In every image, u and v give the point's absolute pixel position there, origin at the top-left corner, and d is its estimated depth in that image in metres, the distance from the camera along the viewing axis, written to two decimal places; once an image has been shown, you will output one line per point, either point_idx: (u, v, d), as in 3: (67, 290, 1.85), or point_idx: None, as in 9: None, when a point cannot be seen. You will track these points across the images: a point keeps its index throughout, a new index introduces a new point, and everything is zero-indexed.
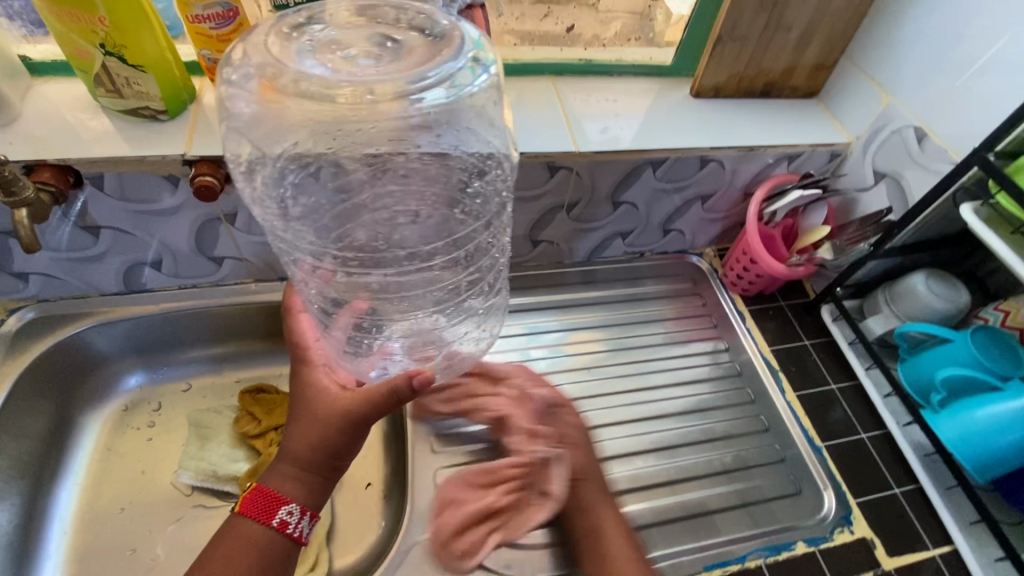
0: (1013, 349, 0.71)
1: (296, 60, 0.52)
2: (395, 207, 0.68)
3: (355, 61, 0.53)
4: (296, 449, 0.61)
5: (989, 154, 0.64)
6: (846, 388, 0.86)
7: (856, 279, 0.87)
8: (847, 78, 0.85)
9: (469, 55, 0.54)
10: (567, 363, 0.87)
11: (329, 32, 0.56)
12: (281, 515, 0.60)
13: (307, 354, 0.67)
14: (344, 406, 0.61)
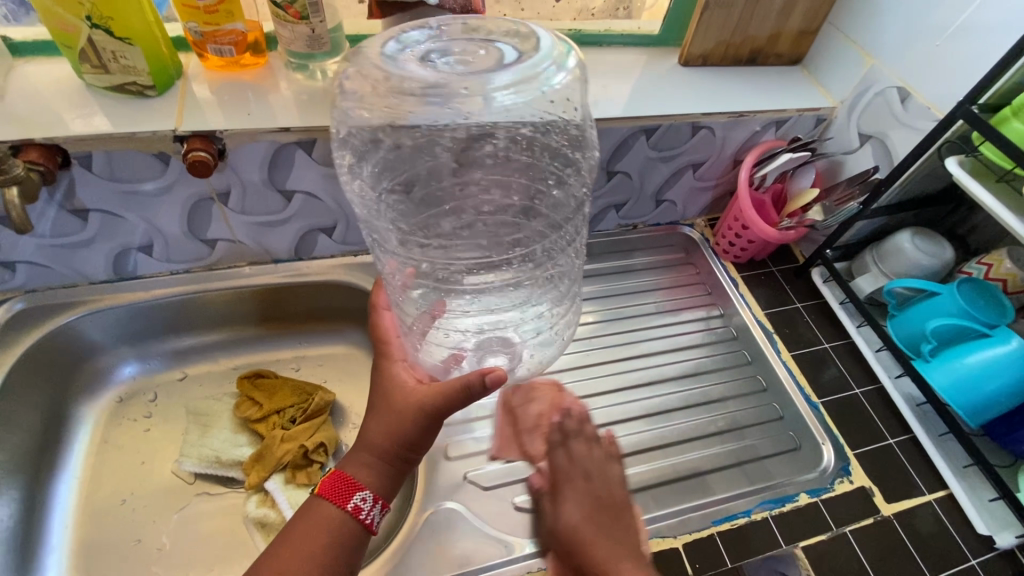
0: (998, 300, 0.75)
1: (395, 63, 0.54)
2: (481, 202, 0.70)
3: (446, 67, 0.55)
4: (372, 436, 0.60)
5: (973, 107, 0.66)
6: (838, 347, 0.88)
7: (846, 240, 0.90)
8: (830, 45, 0.87)
9: (553, 56, 0.56)
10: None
11: (425, 44, 0.58)
12: (356, 501, 0.58)
13: (388, 348, 0.65)
14: (420, 399, 0.59)
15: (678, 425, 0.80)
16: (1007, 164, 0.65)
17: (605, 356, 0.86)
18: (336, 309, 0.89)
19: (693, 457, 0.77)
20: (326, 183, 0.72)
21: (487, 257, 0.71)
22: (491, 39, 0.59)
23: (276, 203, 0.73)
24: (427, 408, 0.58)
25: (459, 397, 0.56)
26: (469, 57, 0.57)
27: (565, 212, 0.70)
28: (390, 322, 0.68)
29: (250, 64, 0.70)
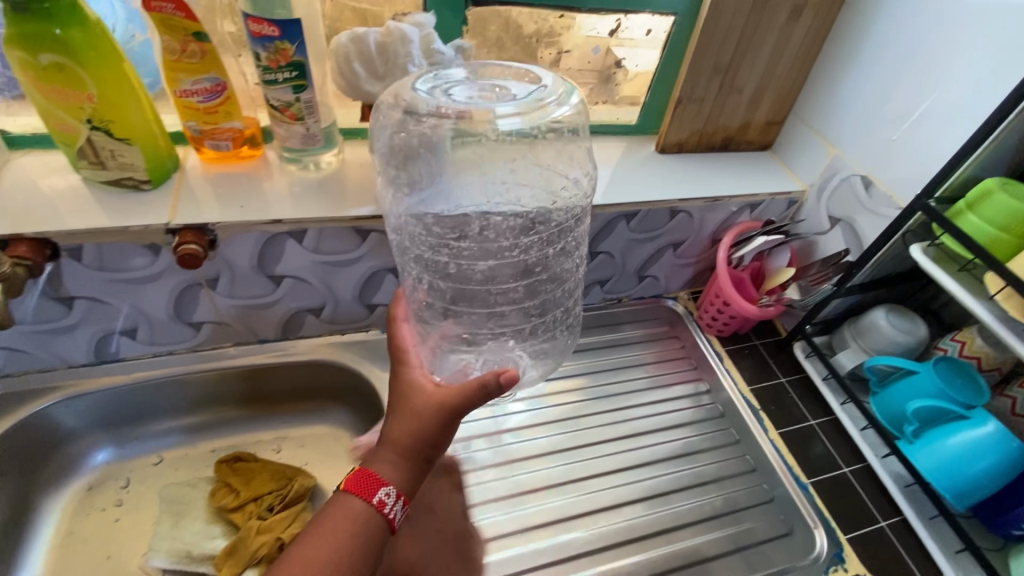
0: (973, 378, 0.77)
1: (429, 88, 0.59)
2: (489, 230, 0.68)
3: (466, 94, 0.59)
4: (393, 435, 0.57)
5: (930, 201, 0.70)
6: (824, 424, 0.88)
7: (824, 316, 0.92)
8: (797, 133, 0.93)
9: (557, 93, 0.61)
10: (552, 412, 0.87)
11: (455, 77, 0.61)
12: (381, 496, 0.55)
13: (405, 356, 0.63)
14: (436, 397, 0.58)
15: (662, 512, 0.78)
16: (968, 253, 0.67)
17: (595, 435, 0.85)
18: (321, 387, 0.88)
19: (691, 542, 0.76)
20: (315, 267, 0.73)
21: (499, 257, 0.68)
22: (508, 78, 0.63)
23: (265, 287, 0.74)
24: (443, 405, 0.56)
25: (475, 392, 0.56)
26: (488, 88, 0.61)
27: (563, 228, 0.70)
28: (405, 334, 0.65)
29: (246, 156, 0.73)
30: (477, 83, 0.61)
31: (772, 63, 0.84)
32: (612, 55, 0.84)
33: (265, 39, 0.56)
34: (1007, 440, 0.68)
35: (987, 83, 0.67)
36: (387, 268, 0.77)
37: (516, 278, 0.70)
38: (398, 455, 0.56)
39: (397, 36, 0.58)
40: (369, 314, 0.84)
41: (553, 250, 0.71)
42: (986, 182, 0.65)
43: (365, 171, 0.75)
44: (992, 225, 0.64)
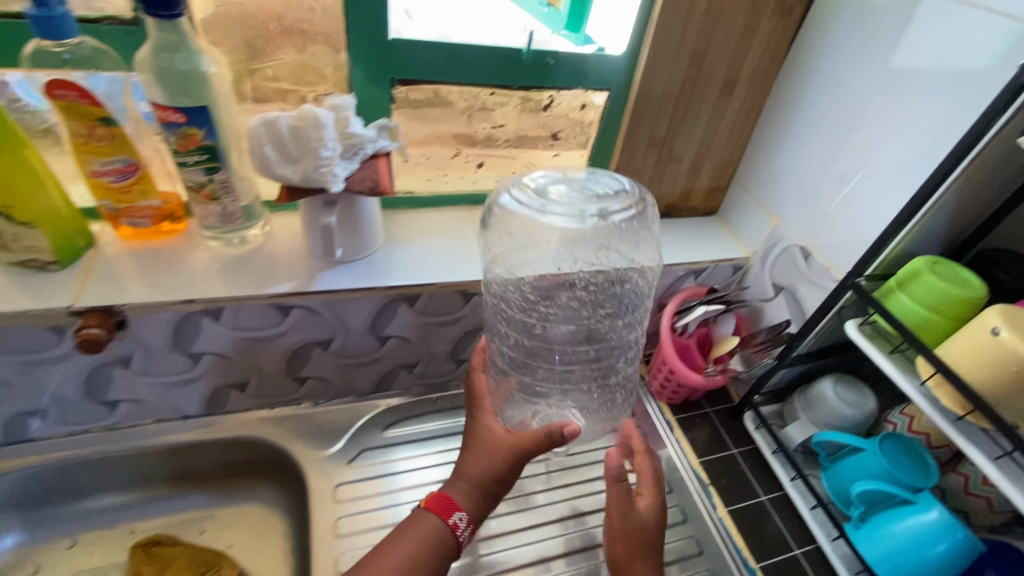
0: (921, 456, 0.74)
1: (516, 192, 0.72)
2: (568, 300, 0.74)
3: (543, 195, 0.71)
4: (467, 470, 0.67)
5: (860, 279, 0.68)
6: (775, 500, 0.85)
7: (773, 384, 0.90)
8: (740, 200, 0.93)
9: (623, 202, 0.71)
10: (557, 477, 0.86)
11: (542, 183, 0.74)
12: (454, 518, 0.65)
13: (481, 403, 0.72)
14: (506, 444, 0.67)
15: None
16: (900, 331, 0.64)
17: (540, 514, 0.81)
18: (251, 462, 0.84)
19: None
20: (236, 344, 0.71)
21: (570, 326, 0.76)
22: (591, 182, 0.74)
23: (183, 365, 0.71)
24: (513, 448, 0.66)
25: (537, 440, 0.66)
26: (569, 192, 0.72)
27: (623, 302, 0.76)
28: (484, 384, 0.74)
29: (168, 230, 0.71)
30: (561, 187, 0.72)
31: (707, 135, 0.85)
32: (547, 129, 0.83)
33: (170, 124, 0.55)
34: (951, 528, 0.64)
35: (916, 159, 0.66)
36: (315, 342, 0.75)
37: (580, 346, 0.78)
38: (468, 485, 0.66)
39: (310, 120, 0.58)
40: (301, 387, 0.81)
41: (618, 325, 0.77)
42: (915, 261, 0.64)
43: (290, 243, 0.73)
44: (921, 305, 0.63)
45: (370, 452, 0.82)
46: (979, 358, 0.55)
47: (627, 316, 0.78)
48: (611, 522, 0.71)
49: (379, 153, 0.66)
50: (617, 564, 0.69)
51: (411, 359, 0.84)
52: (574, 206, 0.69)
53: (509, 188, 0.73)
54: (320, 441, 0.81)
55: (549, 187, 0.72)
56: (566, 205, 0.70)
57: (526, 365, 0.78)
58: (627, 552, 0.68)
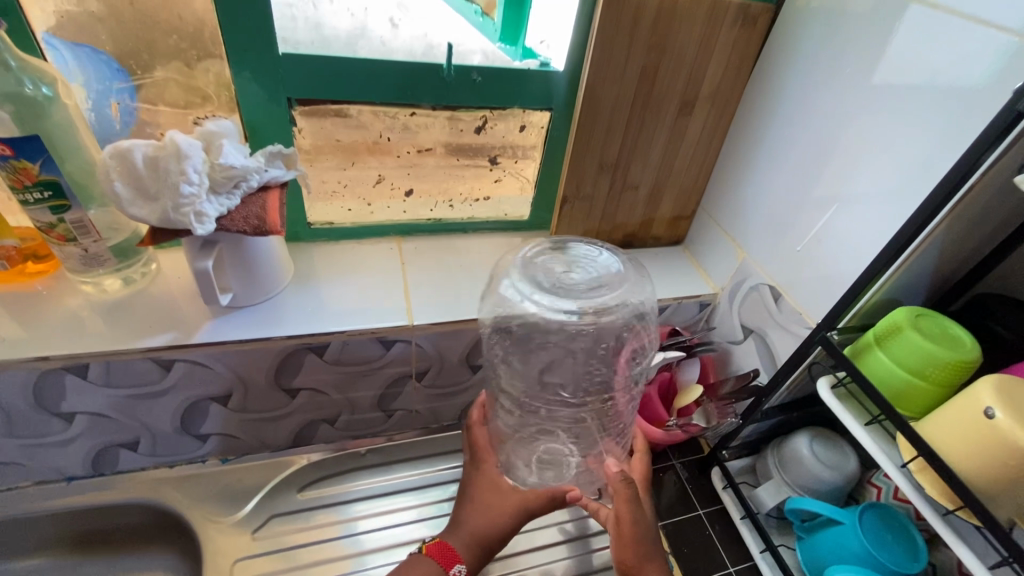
0: (910, 536, 0.64)
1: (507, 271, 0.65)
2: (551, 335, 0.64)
3: (534, 271, 0.63)
4: (472, 522, 0.65)
5: (831, 333, 0.59)
6: (744, 572, 0.75)
7: (744, 438, 0.80)
8: (707, 230, 0.84)
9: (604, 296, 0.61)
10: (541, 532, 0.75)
11: (541, 257, 0.66)
12: (454, 571, 0.61)
13: (483, 458, 0.69)
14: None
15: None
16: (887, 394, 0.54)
17: None
18: (151, 527, 0.74)
19: None
20: (113, 403, 0.62)
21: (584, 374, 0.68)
22: (583, 264, 0.65)
23: (54, 426, 0.62)
24: (522, 508, 0.65)
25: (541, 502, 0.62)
26: (554, 274, 0.63)
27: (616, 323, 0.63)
28: (486, 436, 0.71)
29: (38, 271, 0.62)
30: (554, 266, 0.64)
31: (666, 158, 0.76)
32: (485, 152, 0.75)
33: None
34: None
35: (897, 192, 0.57)
36: (210, 397, 0.65)
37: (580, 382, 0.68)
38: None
39: (171, 150, 0.49)
40: (204, 443, 0.72)
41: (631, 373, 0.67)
42: (895, 314, 0.55)
43: (180, 284, 0.65)
44: (902, 367, 0.53)
45: (282, 518, 0.72)
46: (968, 440, 0.46)
47: (642, 363, 0.68)
48: (619, 523, 0.61)
49: (270, 184, 0.57)
50: (628, 571, 0.60)
51: (331, 411, 0.75)
52: (583, 287, 0.61)
53: (510, 270, 0.64)
54: (226, 504, 0.72)
55: (554, 265, 0.64)
56: (573, 287, 0.61)
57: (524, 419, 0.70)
58: (642, 557, 0.61)
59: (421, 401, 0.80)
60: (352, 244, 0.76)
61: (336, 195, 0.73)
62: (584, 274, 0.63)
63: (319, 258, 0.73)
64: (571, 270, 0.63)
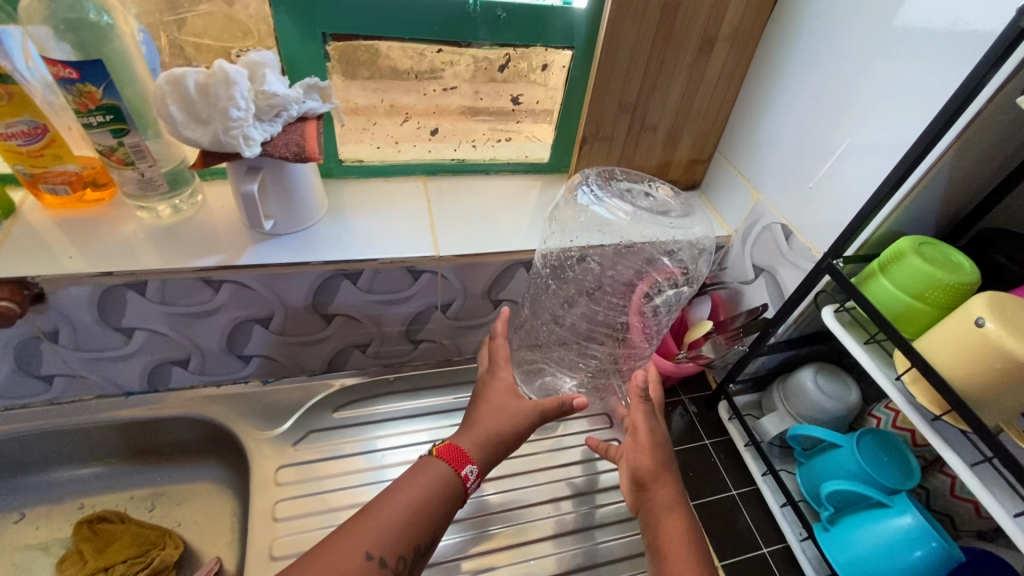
0: (902, 454, 0.67)
1: (577, 188, 0.74)
2: (593, 266, 0.75)
3: (607, 189, 0.74)
4: (487, 421, 0.64)
5: (837, 261, 0.61)
6: (745, 494, 0.80)
7: (752, 373, 0.84)
8: (722, 173, 0.86)
9: (683, 225, 0.73)
10: (550, 455, 0.82)
11: (609, 183, 0.75)
12: (467, 471, 0.61)
13: (502, 370, 0.68)
14: (523, 413, 0.65)
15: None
16: (891, 316, 0.57)
17: (506, 500, 0.77)
18: (201, 440, 0.81)
19: None
20: (168, 320, 0.68)
21: (599, 312, 0.77)
22: (655, 193, 0.75)
23: (116, 341, 0.68)
24: (536, 412, 0.65)
25: (552, 410, 0.66)
26: (625, 195, 0.73)
27: (647, 257, 0.73)
28: (505, 348, 0.69)
29: (94, 199, 0.68)
30: (621, 188, 0.75)
31: (686, 99, 0.78)
32: (507, 94, 0.78)
33: (65, 81, 0.52)
34: (926, 535, 0.60)
35: (908, 124, 0.58)
36: (254, 319, 0.71)
37: (605, 318, 0.77)
38: (480, 440, 0.63)
39: (220, 78, 0.53)
40: (247, 365, 0.78)
41: (644, 310, 0.73)
42: (900, 242, 0.57)
43: (223, 214, 0.69)
44: (902, 290, 0.56)
45: (317, 434, 0.79)
46: (962, 352, 0.49)
47: (664, 296, 0.73)
48: (635, 432, 0.66)
49: (307, 115, 0.60)
50: (641, 477, 0.65)
51: (363, 338, 0.80)
52: (653, 213, 0.71)
53: (586, 182, 0.75)
54: (268, 420, 0.79)
55: (624, 186, 0.75)
56: (639, 205, 0.72)
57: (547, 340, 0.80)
58: (657, 463, 0.65)
59: (444, 333, 0.84)
60: (380, 183, 0.80)
61: (365, 134, 0.77)
62: (648, 198, 0.74)
63: (348, 194, 0.77)
64: (637, 193, 0.74)
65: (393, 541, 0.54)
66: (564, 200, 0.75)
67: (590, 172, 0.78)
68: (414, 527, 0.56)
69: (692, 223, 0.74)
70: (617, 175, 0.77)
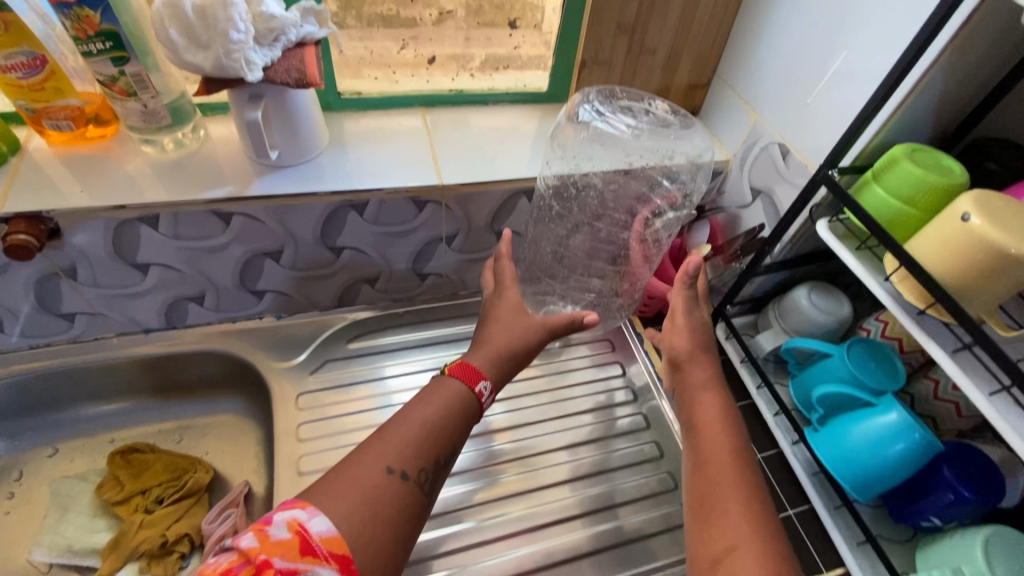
0: (888, 359, 0.72)
1: (580, 107, 0.74)
2: (594, 191, 0.76)
3: (610, 108, 0.74)
4: (497, 339, 0.67)
5: (832, 171, 0.63)
6: (740, 408, 0.86)
7: (748, 294, 0.87)
8: (721, 97, 0.86)
9: (685, 145, 0.74)
10: (551, 378, 0.87)
11: (610, 101, 0.75)
12: (480, 387, 0.63)
13: (508, 291, 0.70)
14: (533, 327, 0.68)
15: (548, 505, 0.74)
16: (882, 221, 0.59)
17: (515, 419, 0.82)
18: (222, 375, 0.85)
19: (598, 530, 0.73)
20: (180, 254, 0.69)
21: (601, 237, 0.79)
22: (657, 113, 0.75)
23: (132, 276, 0.70)
24: (543, 330, 0.68)
25: (562, 324, 0.68)
26: (630, 113, 0.74)
27: (648, 181, 0.74)
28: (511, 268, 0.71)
29: (97, 136, 0.68)
30: (623, 105, 0.75)
31: (685, 19, 0.77)
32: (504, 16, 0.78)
33: (63, 5, 0.52)
34: (909, 428, 0.64)
35: (904, 31, 0.58)
36: (265, 253, 0.73)
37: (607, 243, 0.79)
38: (491, 358, 0.65)
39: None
40: (260, 300, 0.81)
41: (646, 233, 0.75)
42: (893, 149, 0.59)
43: (227, 148, 0.70)
44: (895, 197, 0.58)
45: (333, 363, 0.82)
46: (954, 247, 0.51)
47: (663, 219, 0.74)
48: (673, 314, 0.68)
49: (305, 40, 0.60)
50: (678, 358, 0.68)
51: (371, 272, 0.82)
52: (654, 133, 0.72)
53: (587, 102, 0.74)
54: (284, 352, 0.82)
55: (625, 104, 0.75)
56: (637, 124, 0.73)
57: (551, 268, 0.83)
58: (692, 344, 0.67)
59: (451, 266, 0.86)
60: (379, 115, 0.79)
61: (365, 68, 0.79)
62: (647, 115, 0.74)
63: (349, 126, 0.77)
64: (635, 110, 0.74)
65: (413, 455, 0.54)
66: (564, 121, 0.75)
67: (590, 91, 0.77)
68: (432, 443, 0.56)
69: (695, 142, 0.75)
70: (617, 94, 0.77)
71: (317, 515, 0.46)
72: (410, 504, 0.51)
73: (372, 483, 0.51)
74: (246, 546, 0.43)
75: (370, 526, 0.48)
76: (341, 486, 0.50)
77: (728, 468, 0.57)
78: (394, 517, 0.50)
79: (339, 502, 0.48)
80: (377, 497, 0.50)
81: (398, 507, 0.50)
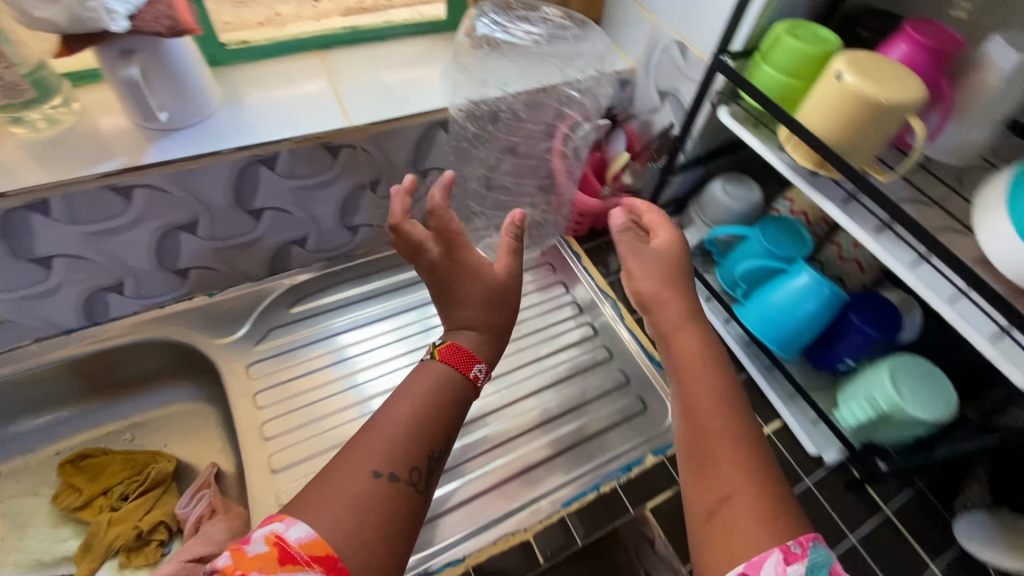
0: (798, 232, 0.78)
1: (476, 20, 0.73)
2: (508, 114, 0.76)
3: (507, 17, 0.74)
4: None
5: (724, 57, 0.66)
6: None
7: (671, 197, 0.92)
8: (618, 5, 0.87)
9: (586, 57, 0.76)
10: None
11: (506, 10, 0.75)
12: (475, 372, 0.49)
13: None
14: (499, 276, 0.53)
15: (513, 419, 0.78)
16: (773, 97, 0.63)
17: None
18: (163, 365, 0.82)
19: (563, 431, 0.77)
20: (82, 240, 0.64)
21: None
22: (553, 20, 0.75)
23: (33, 274, 0.65)
24: None
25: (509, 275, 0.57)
26: (528, 21, 0.74)
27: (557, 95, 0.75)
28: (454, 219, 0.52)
29: None
30: (519, 14, 0.75)
31: None
32: None
33: None
34: (819, 286, 0.71)
35: None
36: (178, 226, 0.69)
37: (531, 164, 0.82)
38: None
39: None
40: (186, 279, 0.77)
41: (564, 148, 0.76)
42: (776, 27, 0.62)
43: (109, 118, 0.65)
44: (782, 72, 0.62)
45: (278, 330, 0.81)
46: (834, 106, 0.56)
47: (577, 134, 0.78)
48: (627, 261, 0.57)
49: None
50: (645, 301, 0.55)
51: (299, 232, 0.80)
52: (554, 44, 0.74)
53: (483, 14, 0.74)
54: (224, 328, 0.80)
55: (521, 12, 0.75)
56: (535, 30, 0.74)
57: None
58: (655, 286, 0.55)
59: (380, 214, 0.85)
60: (274, 63, 0.76)
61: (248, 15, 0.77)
62: (545, 22, 0.75)
63: (244, 79, 0.73)
64: (531, 15, 0.74)
65: (405, 453, 0.43)
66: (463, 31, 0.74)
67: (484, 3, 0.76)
68: (421, 429, 0.45)
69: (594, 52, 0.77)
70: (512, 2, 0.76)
71: (298, 523, 0.38)
72: (403, 513, 0.41)
73: (360, 488, 0.40)
74: (222, 566, 0.36)
75: (360, 538, 0.38)
76: (320, 497, 0.39)
77: (721, 418, 0.46)
78: (388, 527, 0.40)
79: (323, 513, 0.39)
80: (365, 507, 0.40)
81: (390, 513, 0.40)
